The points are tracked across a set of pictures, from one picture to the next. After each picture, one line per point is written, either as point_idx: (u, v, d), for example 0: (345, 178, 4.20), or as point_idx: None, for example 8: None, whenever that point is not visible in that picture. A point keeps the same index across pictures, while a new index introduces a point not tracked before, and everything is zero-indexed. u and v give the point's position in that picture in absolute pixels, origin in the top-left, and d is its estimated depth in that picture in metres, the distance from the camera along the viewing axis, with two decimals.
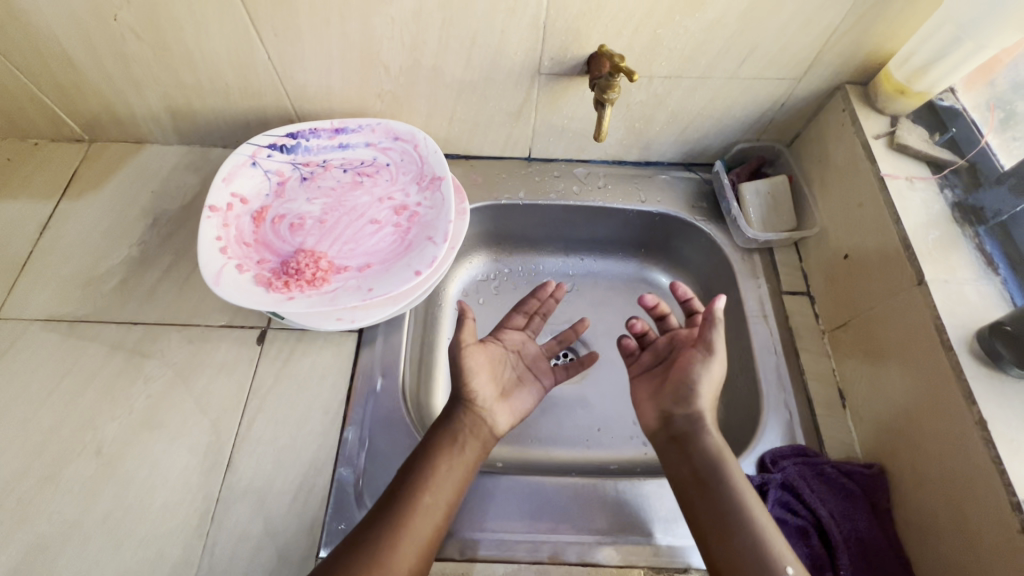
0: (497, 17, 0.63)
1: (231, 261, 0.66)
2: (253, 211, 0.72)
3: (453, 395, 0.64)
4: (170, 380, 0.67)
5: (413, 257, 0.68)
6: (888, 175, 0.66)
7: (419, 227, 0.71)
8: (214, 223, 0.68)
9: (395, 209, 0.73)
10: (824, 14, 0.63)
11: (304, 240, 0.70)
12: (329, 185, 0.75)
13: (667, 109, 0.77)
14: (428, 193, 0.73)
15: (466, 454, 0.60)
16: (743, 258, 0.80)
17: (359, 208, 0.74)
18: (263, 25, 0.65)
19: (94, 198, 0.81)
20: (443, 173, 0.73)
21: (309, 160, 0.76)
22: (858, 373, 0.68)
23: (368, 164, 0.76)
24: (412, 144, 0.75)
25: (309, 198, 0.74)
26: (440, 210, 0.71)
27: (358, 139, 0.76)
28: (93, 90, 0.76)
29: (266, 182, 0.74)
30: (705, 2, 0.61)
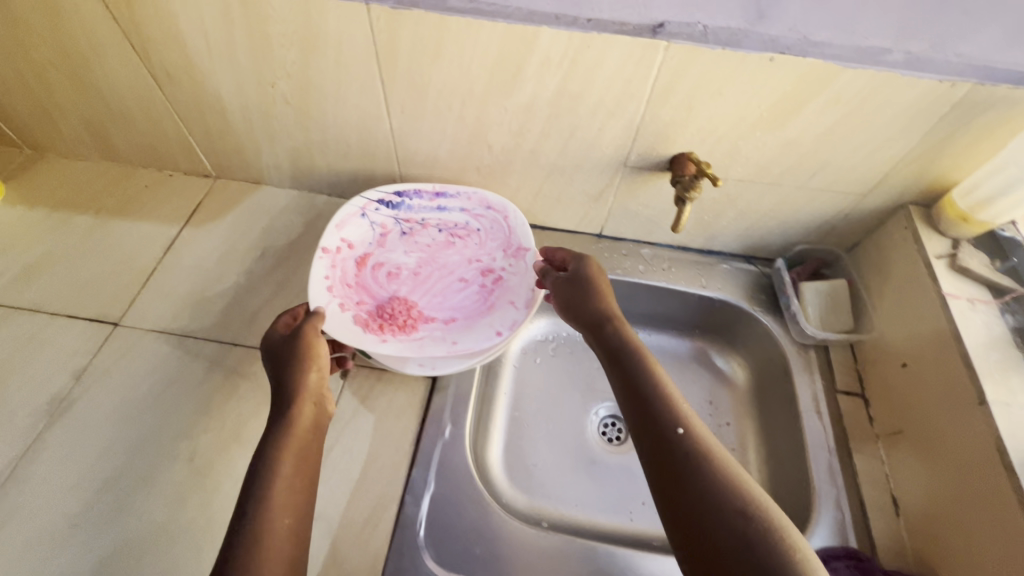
0: (597, 118, 0.72)
1: (335, 300, 0.77)
2: (357, 256, 0.82)
3: (282, 400, 0.62)
4: (261, 401, 0.73)
5: (495, 318, 0.79)
6: (950, 295, 0.70)
7: (501, 291, 0.82)
8: (324, 263, 0.79)
9: (481, 271, 0.84)
10: (893, 144, 0.69)
11: (399, 288, 0.82)
12: (425, 242, 0.86)
13: (736, 207, 0.84)
14: (513, 262, 0.84)
15: (309, 452, 0.60)
16: (798, 352, 0.83)
17: (449, 266, 0.84)
18: (393, 103, 0.76)
19: (213, 227, 0.91)
20: (529, 246, 0.83)
21: (410, 217, 0.86)
22: (912, 481, 0.69)
23: (460, 226, 0.86)
24: (503, 216, 0.85)
25: (406, 250, 0.85)
26: (523, 280, 0.82)
27: (455, 204, 0.87)
28: (234, 138, 0.87)
29: (370, 232, 0.85)
30: (785, 123, 0.69)
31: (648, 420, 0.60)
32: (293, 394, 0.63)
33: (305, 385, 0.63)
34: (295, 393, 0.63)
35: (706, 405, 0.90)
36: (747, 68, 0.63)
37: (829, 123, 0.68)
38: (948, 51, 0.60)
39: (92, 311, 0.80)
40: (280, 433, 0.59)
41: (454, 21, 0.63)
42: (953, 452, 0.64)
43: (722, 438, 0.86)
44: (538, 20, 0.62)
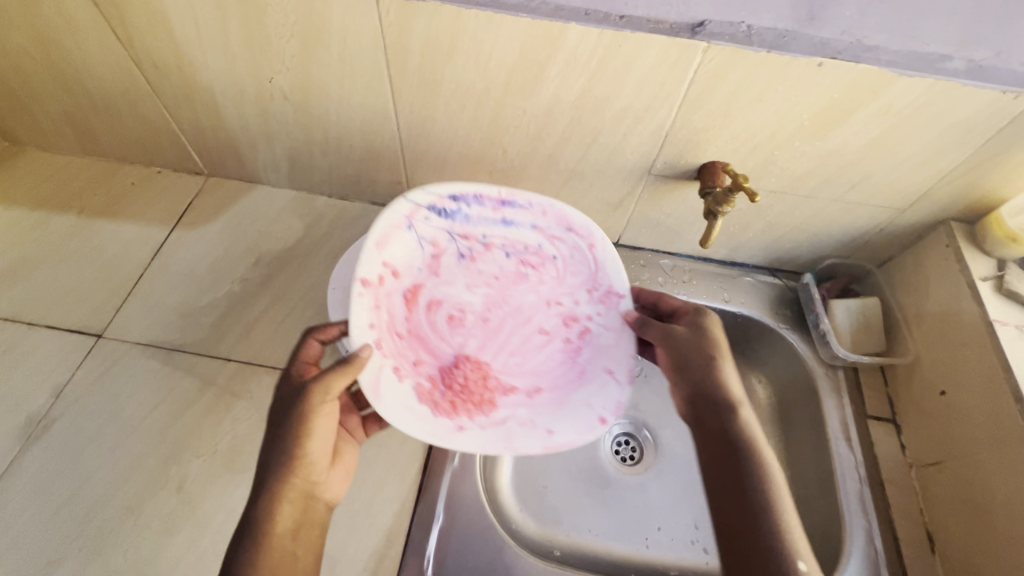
0: (623, 123, 0.67)
1: (387, 360, 0.60)
2: (404, 289, 0.65)
3: (267, 482, 0.54)
4: (257, 423, 0.68)
5: (592, 393, 0.64)
6: (997, 321, 0.65)
7: (591, 350, 0.67)
8: (365, 302, 0.61)
9: (564, 320, 0.68)
10: (942, 157, 0.65)
11: (465, 342, 0.67)
12: (491, 271, 0.70)
13: (765, 219, 0.78)
14: (603, 309, 0.68)
15: (295, 552, 0.54)
16: (826, 373, 0.79)
17: (524, 309, 0.69)
18: (402, 102, 0.70)
19: (205, 230, 0.85)
20: (623, 290, 0.68)
21: (468, 233, 0.70)
22: (950, 516, 0.65)
23: (531, 251, 0.70)
24: (587, 242, 0.69)
25: (468, 283, 0.69)
26: (620, 341, 0.66)
27: (524, 218, 0.70)
28: (228, 134, 0.81)
29: (420, 252, 0.68)
30: (828, 134, 0.64)
31: (743, 532, 0.53)
32: (287, 470, 0.54)
33: (308, 458, 0.55)
34: (291, 468, 0.54)
35: None
36: (792, 74, 0.58)
37: (875, 134, 0.63)
38: (1014, 60, 0.55)
39: (73, 322, 0.75)
40: (268, 521, 0.53)
41: (472, 14, 0.57)
42: (998, 491, 0.60)
43: None
44: (565, 16, 0.57)
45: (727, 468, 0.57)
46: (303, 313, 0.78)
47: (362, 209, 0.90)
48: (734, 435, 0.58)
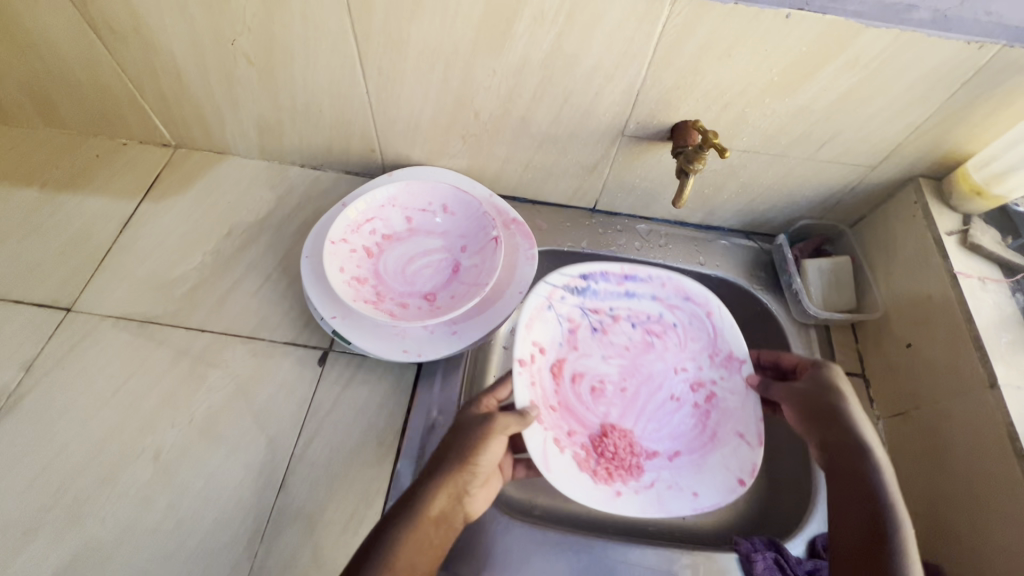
0: (594, 82, 0.66)
1: (548, 434, 0.65)
2: (551, 364, 0.71)
3: (425, 479, 0.57)
4: (233, 391, 0.68)
5: (726, 455, 0.66)
6: (961, 273, 0.67)
7: (720, 415, 0.69)
8: (525, 379, 0.66)
9: (691, 384, 0.71)
10: (909, 111, 0.65)
11: (608, 411, 0.71)
12: (621, 341, 0.74)
13: (738, 180, 0.79)
14: (726, 373, 0.70)
15: (432, 549, 0.55)
16: (798, 331, 0.80)
17: (655, 377, 0.73)
18: (369, 64, 0.68)
19: (174, 203, 0.84)
20: (744, 355, 0.70)
21: (598, 307, 0.75)
22: (912, 463, 0.67)
23: (654, 319, 0.75)
24: (704, 310, 0.73)
25: (603, 354, 0.74)
26: (745, 402, 0.68)
27: (645, 290, 0.75)
28: (193, 103, 0.79)
29: (558, 329, 0.73)
30: (797, 89, 0.64)
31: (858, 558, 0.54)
32: (437, 478, 0.56)
33: (458, 475, 0.57)
34: (442, 476, 0.56)
35: None
36: (760, 26, 0.57)
37: (844, 88, 0.63)
38: (976, 8, 0.55)
39: (40, 296, 0.73)
40: (408, 520, 0.54)
41: None
42: (957, 436, 0.62)
43: None
44: None
45: (857, 514, 0.57)
46: (277, 283, 0.77)
47: (336, 179, 0.88)
48: (859, 477, 0.58)
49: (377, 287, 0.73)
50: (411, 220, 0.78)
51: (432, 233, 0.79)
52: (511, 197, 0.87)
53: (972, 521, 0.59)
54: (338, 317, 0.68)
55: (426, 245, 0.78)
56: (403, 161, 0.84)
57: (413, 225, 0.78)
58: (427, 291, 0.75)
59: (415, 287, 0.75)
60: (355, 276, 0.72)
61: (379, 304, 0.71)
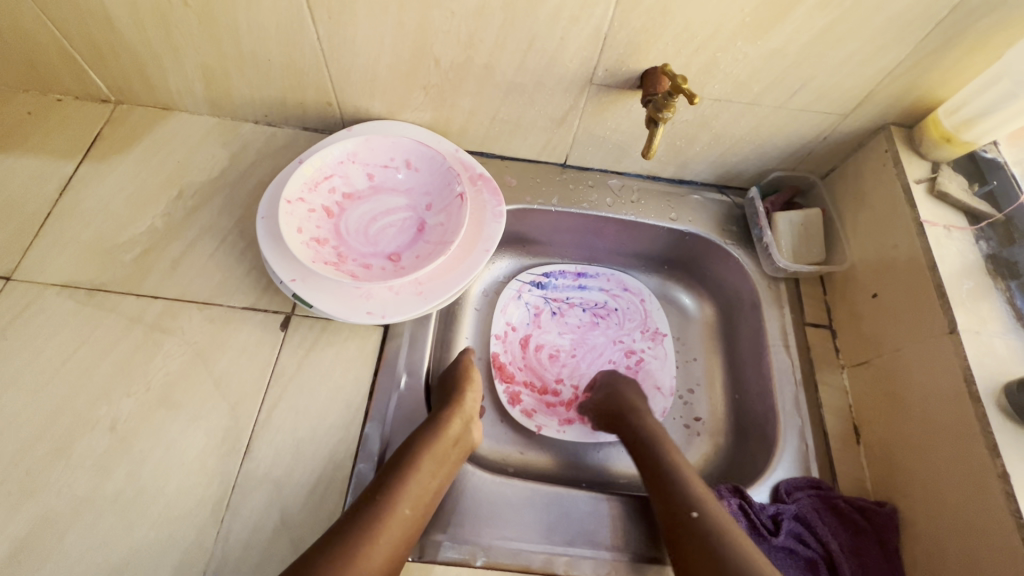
0: (559, 24, 0.63)
1: (514, 387, 0.82)
2: (521, 338, 0.86)
3: (442, 403, 0.67)
4: (191, 358, 0.66)
5: None
6: (927, 222, 0.67)
7: (646, 373, 0.85)
8: (498, 348, 0.84)
9: (625, 351, 0.87)
10: (883, 54, 0.63)
11: (561, 371, 0.85)
12: (573, 322, 0.89)
13: (711, 131, 0.76)
14: (653, 343, 0.87)
15: (449, 458, 0.62)
16: (768, 285, 0.80)
17: (599, 347, 0.87)
18: (317, 5, 0.63)
19: (118, 163, 0.78)
20: (666, 330, 0.88)
21: (557, 296, 0.90)
22: (875, 408, 0.69)
23: (601, 305, 0.90)
24: (639, 297, 0.91)
25: (559, 330, 0.88)
26: (664, 365, 0.85)
27: (595, 284, 0.92)
28: (129, 53, 0.72)
29: (526, 313, 0.88)
30: (770, 30, 0.61)
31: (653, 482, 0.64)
32: (450, 403, 0.66)
33: (464, 402, 0.67)
34: (454, 403, 0.66)
35: (674, 340, 0.88)
36: None
37: (818, 29, 0.60)
38: None
39: None
40: (430, 433, 0.62)
41: None
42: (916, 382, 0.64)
43: (688, 373, 0.86)
44: None
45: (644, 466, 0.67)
46: (233, 246, 0.74)
47: (292, 135, 0.84)
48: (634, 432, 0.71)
49: (338, 248, 0.70)
50: (373, 177, 0.75)
51: (396, 190, 0.76)
52: (478, 152, 0.84)
53: (928, 459, 0.61)
54: (298, 279, 0.65)
55: (389, 204, 0.75)
56: (362, 115, 0.80)
57: (376, 182, 0.75)
58: (391, 252, 0.72)
59: (378, 247, 0.72)
60: (314, 237, 0.68)
61: (340, 265, 0.68)
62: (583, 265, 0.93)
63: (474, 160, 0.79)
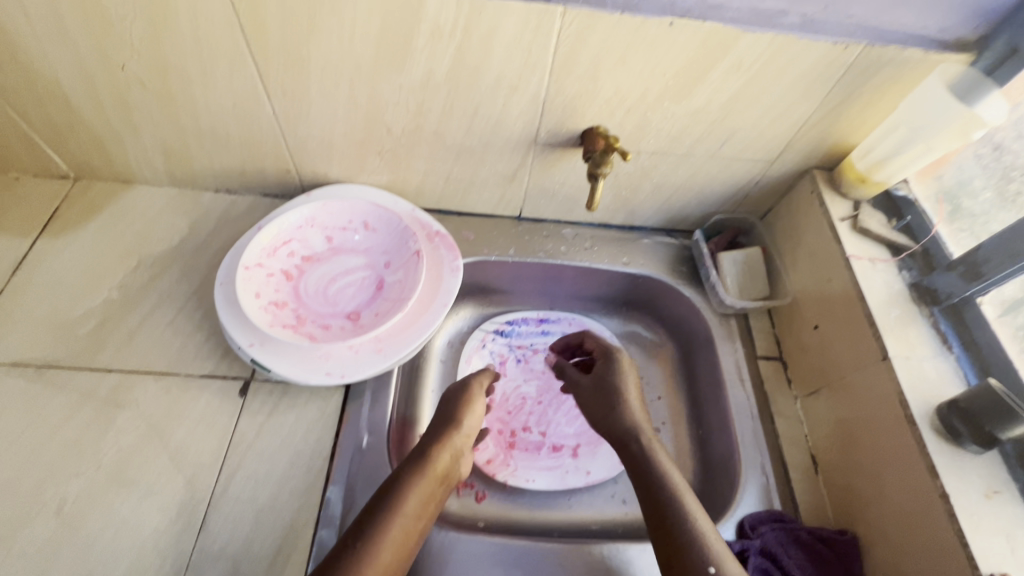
0: (500, 92, 0.67)
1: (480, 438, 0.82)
2: None
3: (431, 435, 0.66)
4: (146, 432, 0.64)
5: None
6: (852, 256, 0.71)
7: None
8: None
9: None
10: (795, 108, 0.69)
11: (527, 419, 0.86)
12: (538, 368, 0.90)
13: (652, 181, 0.82)
14: None
15: (435, 496, 0.61)
16: (719, 321, 0.84)
17: (564, 391, 0.88)
18: (271, 84, 0.67)
19: (75, 238, 0.79)
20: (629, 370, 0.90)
21: (521, 343, 0.92)
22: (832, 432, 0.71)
23: None
24: None
25: (525, 377, 0.89)
26: None
27: (558, 328, 0.94)
28: (88, 132, 0.75)
29: (491, 362, 0.90)
30: (691, 92, 0.67)
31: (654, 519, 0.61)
32: (439, 437, 0.65)
33: (455, 436, 0.66)
34: (444, 435, 0.66)
35: (637, 380, 0.90)
36: (648, 33, 0.60)
37: (734, 89, 0.67)
38: (840, 13, 0.60)
39: None
40: (418, 471, 0.61)
41: None
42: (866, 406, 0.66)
43: (653, 413, 0.87)
44: None
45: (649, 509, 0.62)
46: (191, 313, 0.74)
47: (253, 202, 0.86)
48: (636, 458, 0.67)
49: (297, 310, 0.71)
50: (332, 239, 0.77)
51: (355, 251, 0.78)
52: (435, 210, 0.88)
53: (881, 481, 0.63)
54: (256, 344, 0.66)
55: (349, 263, 0.77)
56: (321, 180, 0.83)
57: (335, 244, 0.77)
58: (351, 310, 0.73)
59: (338, 307, 0.73)
60: (272, 301, 0.69)
61: (298, 327, 0.69)
62: (545, 311, 0.96)
63: (431, 218, 0.83)
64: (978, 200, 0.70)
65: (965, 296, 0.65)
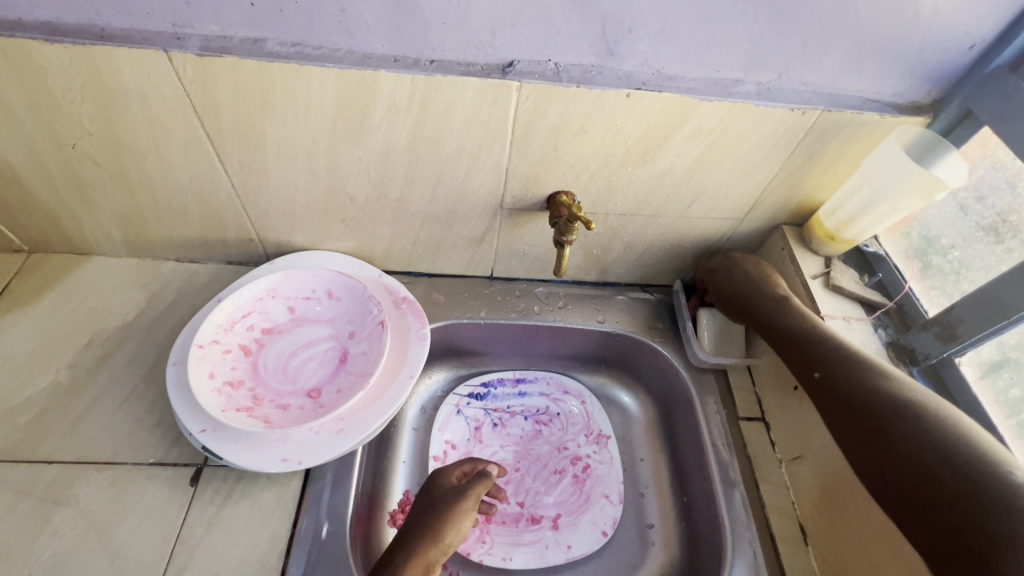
0: (462, 162, 0.67)
1: None
2: (462, 457, 0.83)
3: (401, 550, 0.59)
4: (85, 532, 0.60)
5: (595, 513, 0.79)
6: (827, 315, 0.70)
7: (593, 481, 0.82)
8: None
9: (570, 459, 0.84)
10: (758, 170, 0.69)
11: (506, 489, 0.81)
12: (515, 432, 0.86)
13: (622, 240, 0.81)
14: (597, 447, 0.85)
15: None
16: (698, 380, 0.81)
17: (543, 457, 0.84)
18: (228, 158, 0.65)
19: (25, 316, 0.75)
20: (610, 432, 0.87)
21: (497, 406, 0.88)
22: (849, 434, 0.61)
23: (543, 411, 0.89)
24: (579, 399, 0.90)
25: (502, 444, 0.85)
26: (611, 470, 0.83)
27: (535, 389, 0.91)
28: (41, 208, 0.72)
29: (466, 428, 0.86)
30: (654, 157, 0.67)
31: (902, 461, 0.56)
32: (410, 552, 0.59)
33: (429, 550, 0.59)
34: (416, 550, 0.59)
35: (618, 442, 0.87)
36: (605, 104, 0.60)
37: (696, 153, 0.66)
38: (794, 80, 0.60)
39: None
40: None
41: (276, 67, 0.55)
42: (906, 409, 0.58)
43: (637, 477, 0.83)
44: (373, 64, 0.56)
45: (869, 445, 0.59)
46: (143, 394, 0.70)
47: (216, 270, 0.83)
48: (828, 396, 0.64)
49: (254, 389, 0.68)
50: (294, 310, 0.74)
51: (318, 320, 0.75)
52: (404, 273, 0.86)
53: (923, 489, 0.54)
54: (208, 430, 0.62)
55: (311, 335, 0.74)
56: (286, 248, 0.81)
57: (297, 314, 0.75)
58: (311, 387, 0.70)
59: (298, 383, 0.70)
60: (227, 381, 0.66)
61: (254, 409, 0.66)
62: (522, 371, 0.93)
63: (398, 283, 0.81)
64: (946, 258, 0.69)
65: (942, 357, 0.64)
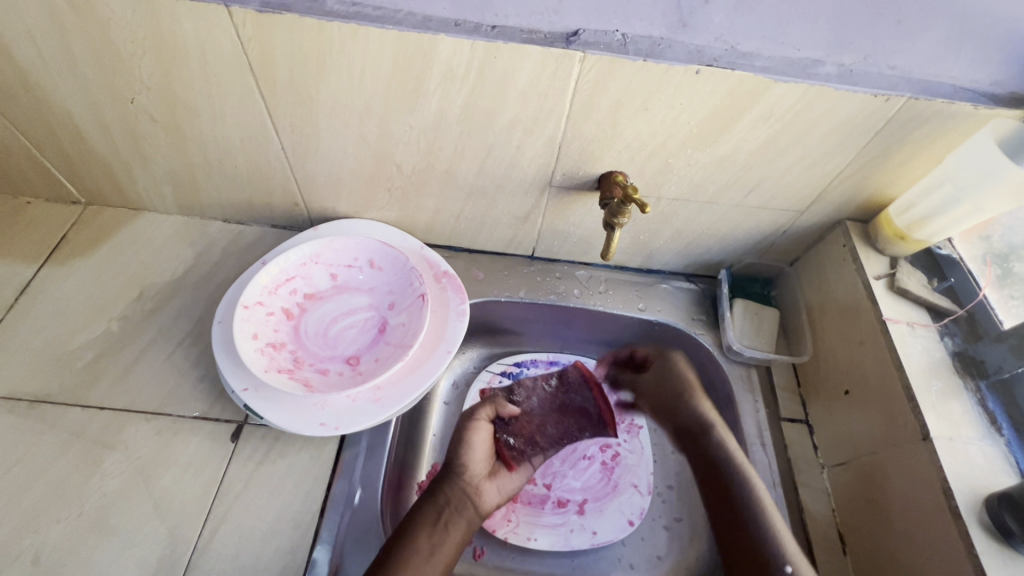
0: (514, 134, 0.64)
1: None
2: None
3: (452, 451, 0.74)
4: (132, 477, 0.62)
5: (622, 502, 0.77)
6: (890, 319, 0.66)
7: (622, 469, 0.79)
8: None
9: (600, 444, 0.81)
10: (828, 160, 0.65)
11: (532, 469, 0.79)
12: None
13: (672, 227, 0.78)
14: (628, 435, 0.82)
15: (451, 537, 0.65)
16: (739, 376, 0.79)
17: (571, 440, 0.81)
18: (280, 119, 0.65)
19: (81, 265, 0.78)
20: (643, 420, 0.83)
21: None
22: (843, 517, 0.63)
23: None
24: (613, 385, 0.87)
25: None
26: (641, 459, 0.80)
27: None
28: (98, 160, 0.74)
29: None
30: (717, 140, 0.63)
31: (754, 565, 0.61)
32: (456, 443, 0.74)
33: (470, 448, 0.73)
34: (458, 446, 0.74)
35: (651, 431, 0.83)
36: (672, 81, 0.57)
37: (763, 138, 0.62)
38: (881, 63, 0.56)
39: None
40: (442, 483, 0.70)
41: (335, 27, 0.54)
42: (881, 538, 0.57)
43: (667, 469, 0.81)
44: (433, 27, 0.54)
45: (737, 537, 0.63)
46: (189, 349, 0.72)
47: (261, 233, 0.84)
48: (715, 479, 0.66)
49: (295, 352, 0.68)
50: (336, 277, 0.75)
51: (359, 289, 0.75)
52: (445, 247, 0.85)
53: None
54: (250, 389, 0.64)
55: (351, 303, 0.74)
56: (330, 214, 0.81)
57: (339, 281, 0.75)
58: (350, 354, 0.70)
59: (337, 350, 0.70)
60: (269, 342, 0.67)
61: (295, 371, 0.66)
62: (555, 352, 0.90)
63: (439, 257, 0.80)
64: None
65: (1016, 371, 0.61)
